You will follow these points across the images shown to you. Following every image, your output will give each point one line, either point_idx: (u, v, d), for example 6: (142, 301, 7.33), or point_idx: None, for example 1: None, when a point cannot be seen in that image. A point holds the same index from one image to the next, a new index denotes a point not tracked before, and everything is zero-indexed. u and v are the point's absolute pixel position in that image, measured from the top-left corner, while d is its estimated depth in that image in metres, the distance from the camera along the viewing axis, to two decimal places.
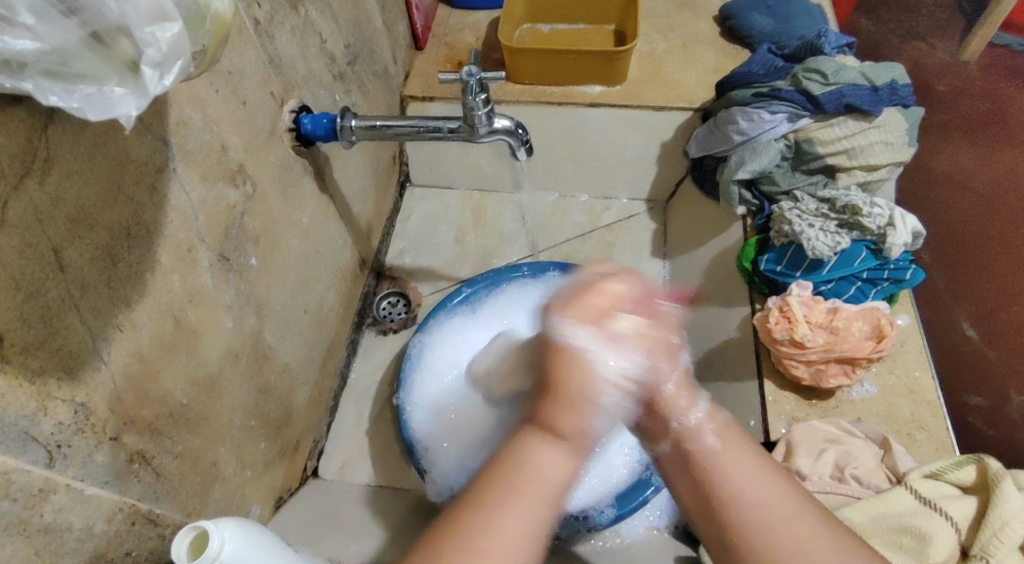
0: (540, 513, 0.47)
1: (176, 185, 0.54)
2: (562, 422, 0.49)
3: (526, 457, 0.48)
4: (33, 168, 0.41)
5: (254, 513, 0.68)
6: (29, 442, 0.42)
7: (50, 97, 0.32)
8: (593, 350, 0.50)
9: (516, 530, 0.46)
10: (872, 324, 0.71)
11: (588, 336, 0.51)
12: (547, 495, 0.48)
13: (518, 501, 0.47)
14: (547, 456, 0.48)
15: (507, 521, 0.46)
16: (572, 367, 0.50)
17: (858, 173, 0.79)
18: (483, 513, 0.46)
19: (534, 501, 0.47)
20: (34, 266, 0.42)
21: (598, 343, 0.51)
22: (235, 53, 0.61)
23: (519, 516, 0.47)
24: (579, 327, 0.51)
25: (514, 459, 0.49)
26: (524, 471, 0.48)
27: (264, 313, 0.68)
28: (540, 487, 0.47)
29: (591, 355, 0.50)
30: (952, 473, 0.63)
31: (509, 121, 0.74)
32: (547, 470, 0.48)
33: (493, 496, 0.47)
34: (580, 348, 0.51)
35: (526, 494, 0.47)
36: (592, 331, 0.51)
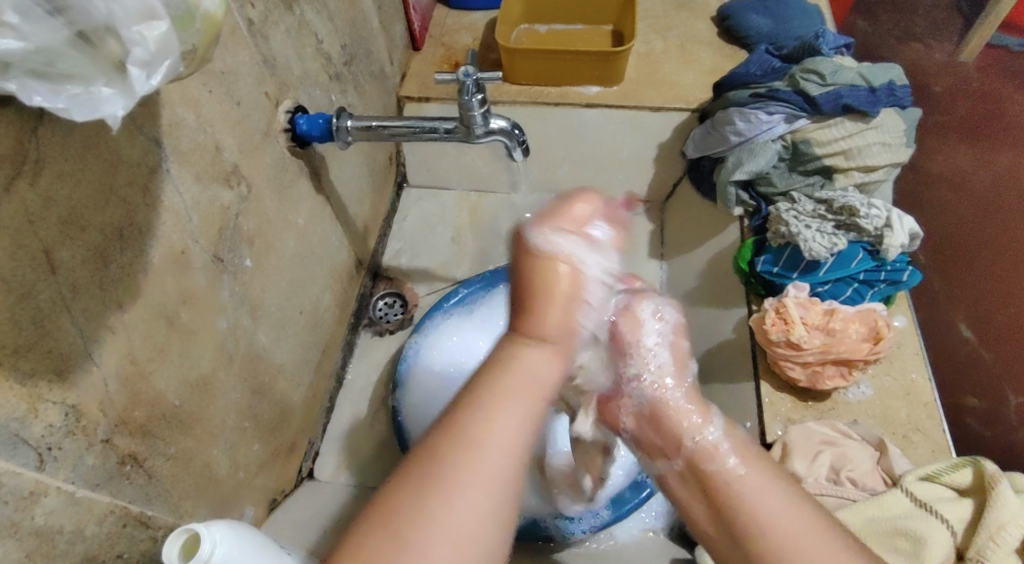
0: (534, 407, 0.48)
1: (170, 185, 0.54)
2: (548, 322, 0.52)
3: (515, 358, 0.50)
4: (23, 169, 0.41)
5: (248, 515, 0.67)
6: (19, 445, 0.41)
7: (34, 97, 0.32)
8: (575, 253, 0.55)
9: (510, 422, 0.47)
10: (869, 326, 0.71)
11: (567, 242, 0.55)
12: (539, 389, 0.49)
13: (511, 398, 0.48)
14: (535, 355, 0.51)
15: (497, 418, 0.46)
16: (555, 267, 0.54)
17: (855, 174, 0.78)
18: (477, 411, 0.46)
19: (527, 395, 0.48)
20: (26, 268, 0.42)
21: (581, 249, 0.55)
22: (229, 54, 0.61)
23: (511, 411, 0.47)
24: (558, 235, 0.55)
25: (507, 364, 0.50)
26: (514, 368, 0.50)
27: (258, 314, 0.68)
28: (530, 382, 0.49)
29: (574, 260, 0.55)
30: (947, 476, 0.63)
31: (506, 122, 0.74)
32: (535, 366, 0.50)
33: (486, 393, 0.48)
34: (563, 253, 0.54)
35: (518, 390, 0.48)
36: (571, 238, 0.55)
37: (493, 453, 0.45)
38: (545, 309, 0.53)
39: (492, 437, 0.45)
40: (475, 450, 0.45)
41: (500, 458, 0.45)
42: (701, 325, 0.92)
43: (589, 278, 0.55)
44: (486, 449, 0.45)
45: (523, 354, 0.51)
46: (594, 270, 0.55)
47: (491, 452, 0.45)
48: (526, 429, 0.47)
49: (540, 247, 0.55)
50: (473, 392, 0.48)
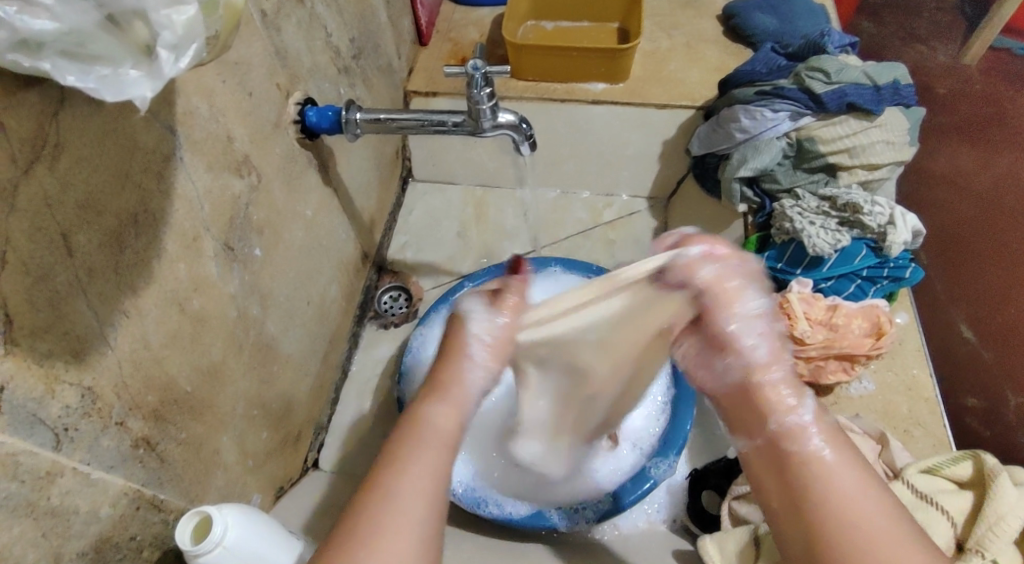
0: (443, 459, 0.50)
1: (183, 173, 0.55)
2: (444, 382, 0.53)
3: (416, 418, 0.52)
4: (44, 154, 0.42)
5: (256, 501, 0.68)
6: (37, 425, 0.42)
7: (67, 77, 0.33)
8: (474, 316, 0.54)
9: (423, 480, 0.48)
10: (871, 322, 0.72)
11: (472, 302, 0.55)
12: (448, 443, 0.51)
13: (418, 449, 0.49)
14: (440, 414, 0.51)
15: (410, 472, 0.48)
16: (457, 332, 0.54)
17: (859, 172, 0.79)
18: (392, 467, 0.48)
19: (432, 447, 0.50)
20: (44, 250, 0.42)
21: (482, 310, 0.55)
22: (243, 44, 0.62)
23: (422, 464, 0.49)
24: (472, 302, 0.55)
25: (409, 421, 0.52)
26: (419, 427, 0.51)
27: (267, 304, 0.69)
28: (435, 436, 0.50)
29: (469, 318, 0.54)
30: (947, 469, 0.64)
31: (513, 116, 0.75)
32: (437, 422, 0.51)
33: (394, 452, 0.49)
34: (466, 316, 0.54)
35: (426, 444, 0.50)
36: (480, 301, 0.55)
37: (405, 510, 0.46)
38: (443, 367, 0.54)
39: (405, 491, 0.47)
40: (385, 502, 0.47)
41: (412, 514, 0.47)
42: None
43: (472, 336, 0.54)
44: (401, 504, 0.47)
45: (425, 410, 0.52)
46: (482, 330, 0.54)
47: (404, 503, 0.47)
48: (437, 482, 0.49)
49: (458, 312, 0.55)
50: (388, 449, 0.50)
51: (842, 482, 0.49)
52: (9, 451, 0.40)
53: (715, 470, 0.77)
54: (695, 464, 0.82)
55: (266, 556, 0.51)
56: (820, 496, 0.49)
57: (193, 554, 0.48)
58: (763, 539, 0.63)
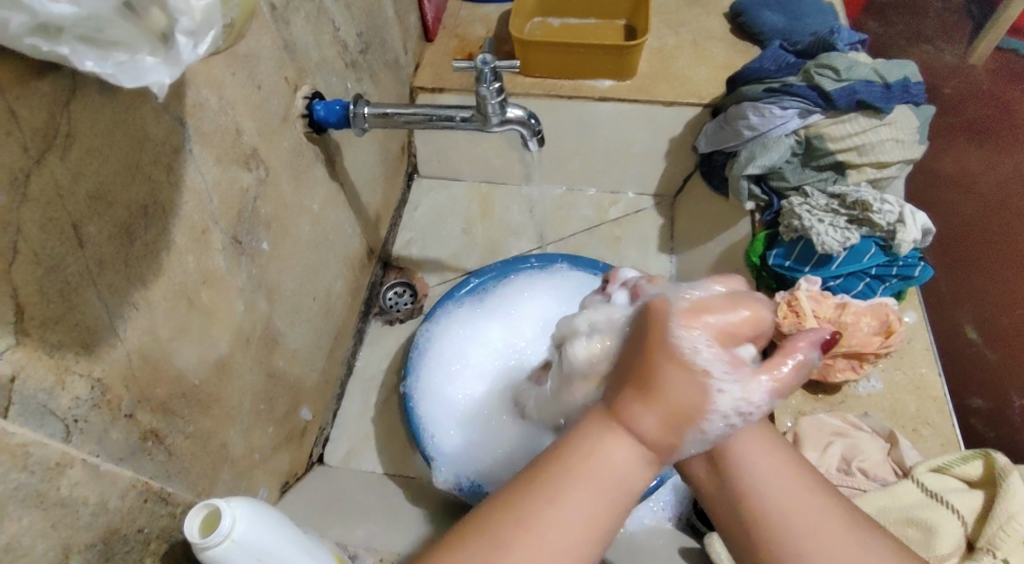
0: (606, 502, 0.48)
1: (192, 166, 0.54)
2: (642, 423, 0.49)
3: (602, 453, 0.49)
4: (55, 143, 0.41)
5: (262, 495, 0.68)
6: (47, 416, 0.42)
7: (85, 62, 0.33)
8: (715, 367, 0.49)
9: (576, 518, 0.47)
10: (880, 320, 0.72)
11: (704, 344, 0.49)
12: (614, 483, 0.48)
13: (587, 485, 0.48)
14: (625, 455, 0.49)
15: (564, 502, 0.47)
16: (683, 379, 0.49)
17: (868, 169, 0.79)
18: (546, 493, 0.48)
19: (597, 486, 0.48)
20: (54, 240, 0.42)
21: (720, 363, 0.49)
22: (252, 37, 0.61)
23: (581, 501, 0.47)
24: (703, 340, 0.50)
25: (591, 448, 0.49)
26: (595, 458, 0.48)
27: (273, 298, 0.68)
28: (609, 477, 0.48)
29: (709, 373, 0.49)
30: (958, 468, 0.63)
31: (522, 111, 0.74)
32: (620, 464, 0.48)
33: (552, 477, 0.48)
34: (703, 364, 0.49)
35: (591, 478, 0.48)
36: (718, 349, 0.50)
37: (550, 541, 0.46)
38: (627, 395, 0.50)
39: (554, 526, 0.47)
40: (533, 531, 0.46)
41: (557, 547, 0.46)
42: None
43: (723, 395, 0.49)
44: (543, 532, 0.46)
45: (607, 444, 0.49)
46: (725, 395, 0.50)
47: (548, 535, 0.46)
48: (598, 521, 0.48)
49: (675, 343, 0.50)
50: (547, 468, 0.49)
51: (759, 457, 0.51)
52: (20, 442, 0.40)
53: None
54: None
55: (274, 549, 0.51)
56: (754, 494, 0.50)
57: (201, 547, 0.48)
58: None
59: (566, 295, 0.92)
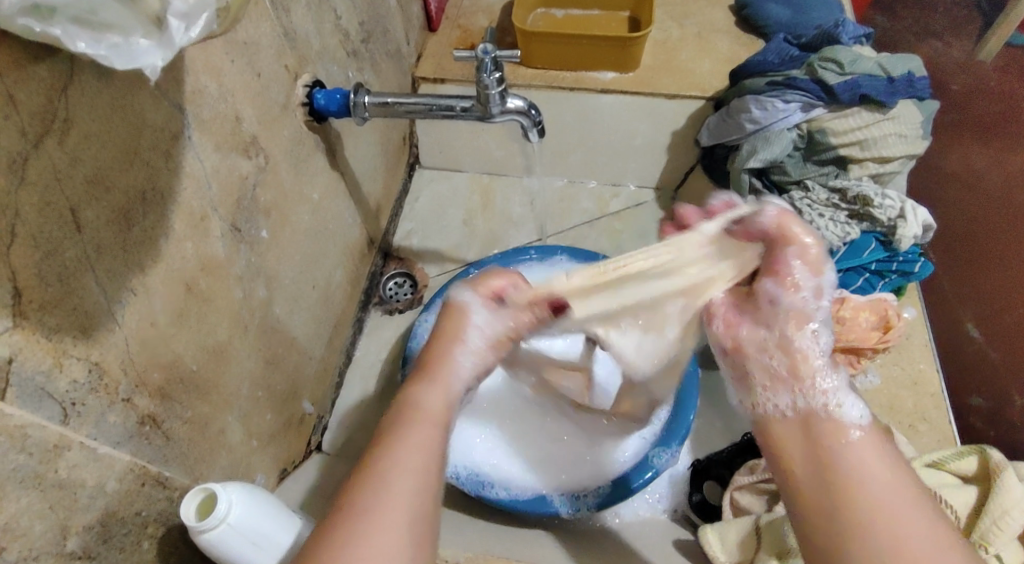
0: (434, 436, 0.48)
1: (191, 152, 0.54)
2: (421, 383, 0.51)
3: (407, 398, 0.50)
4: (53, 128, 0.42)
5: (260, 481, 0.68)
6: (45, 398, 0.42)
7: (78, 43, 0.33)
8: (471, 305, 0.55)
9: (417, 454, 0.46)
10: (879, 315, 0.72)
11: (469, 294, 0.56)
12: (440, 423, 0.49)
13: (410, 431, 0.47)
14: (428, 392, 0.50)
15: (406, 447, 0.46)
16: (450, 322, 0.55)
17: (870, 165, 0.79)
18: (382, 445, 0.46)
19: (421, 426, 0.48)
20: (53, 225, 0.42)
21: (477, 303, 0.55)
22: (252, 24, 0.61)
23: (417, 443, 0.47)
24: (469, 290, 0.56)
25: (398, 403, 0.50)
26: (404, 406, 0.49)
27: (273, 286, 0.69)
28: (428, 415, 0.49)
29: (467, 311, 0.55)
30: (952, 463, 0.64)
31: (522, 101, 0.74)
32: (428, 403, 0.50)
33: (386, 432, 0.47)
34: (462, 304, 0.55)
35: (417, 423, 0.48)
36: (483, 291, 0.56)
37: (406, 487, 0.44)
38: (433, 353, 0.53)
39: (402, 468, 0.45)
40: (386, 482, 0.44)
41: (412, 488, 0.44)
42: None
43: (471, 327, 0.54)
44: (396, 479, 0.44)
45: (415, 390, 0.50)
46: (478, 321, 0.55)
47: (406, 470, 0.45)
48: (431, 457, 0.47)
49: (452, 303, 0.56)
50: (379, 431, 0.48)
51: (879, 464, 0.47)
52: (18, 423, 0.41)
53: (716, 460, 0.78)
54: (697, 454, 0.82)
55: (266, 532, 0.52)
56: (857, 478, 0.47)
57: (197, 530, 0.49)
58: (764, 530, 0.64)
59: None
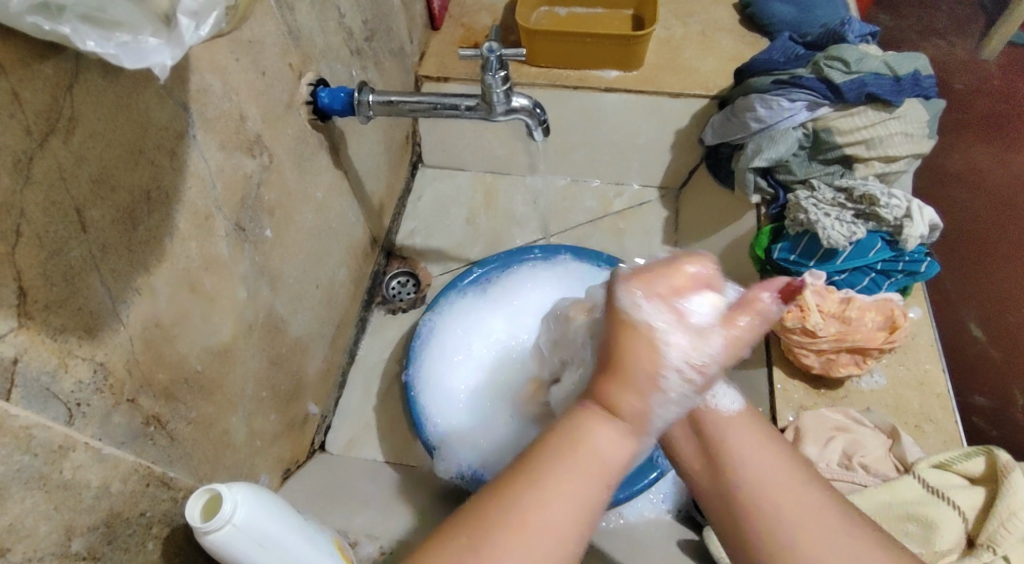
0: (592, 491, 0.48)
1: (196, 152, 0.54)
2: (620, 402, 0.49)
3: (582, 433, 0.49)
4: (58, 127, 0.41)
5: (263, 482, 0.68)
6: (50, 399, 0.42)
7: (87, 42, 0.33)
8: (661, 326, 0.49)
9: (565, 509, 0.47)
10: (885, 316, 0.71)
11: (653, 311, 0.49)
12: (605, 475, 0.48)
13: (575, 476, 0.47)
14: (604, 435, 0.49)
15: (557, 496, 0.47)
16: (636, 343, 0.49)
17: (876, 164, 0.78)
18: (531, 485, 0.47)
19: (586, 476, 0.48)
20: (58, 225, 0.42)
21: (668, 324, 0.49)
22: (256, 23, 0.61)
23: (570, 495, 0.47)
24: (643, 299, 0.50)
25: (572, 437, 0.49)
26: (578, 445, 0.48)
27: (277, 285, 0.68)
28: (597, 464, 0.48)
29: (659, 333, 0.49)
30: (960, 464, 0.63)
31: (527, 100, 0.74)
32: (603, 448, 0.48)
33: (544, 478, 0.47)
34: (646, 324, 0.49)
35: (578, 465, 0.48)
36: (662, 310, 0.49)
37: (543, 548, 0.46)
38: (620, 390, 0.49)
39: (541, 522, 0.46)
40: (521, 531, 0.46)
41: (548, 544, 0.46)
42: None
43: (670, 357, 0.49)
44: (534, 535, 0.46)
45: (590, 431, 0.49)
46: (677, 353, 0.49)
47: (553, 518, 0.46)
48: (582, 510, 0.47)
49: (623, 314, 0.50)
50: (540, 461, 0.48)
51: (753, 446, 0.53)
52: (23, 424, 0.40)
53: None
54: None
55: (271, 533, 0.52)
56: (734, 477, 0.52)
57: (201, 531, 0.49)
58: None
59: (571, 286, 0.92)
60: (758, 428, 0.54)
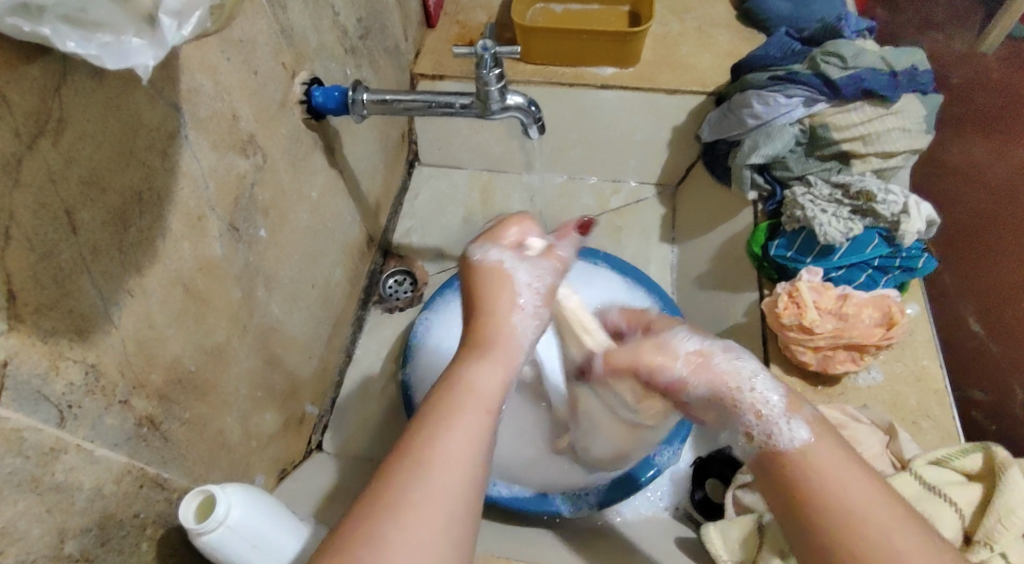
0: (481, 420, 0.46)
1: (188, 151, 0.54)
2: (484, 339, 0.51)
3: (460, 376, 0.48)
4: (47, 128, 0.41)
5: (259, 482, 0.68)
6: (41, 401, 0.42)
7: (68, 43, 0.33)
8: (507, 264, 0.54)
9: (461, 444, 0.45)
10: (883, 312, 0.71)
11: (499, 254, 0.55)
12: (491, 404, 0.47)
13: (464, 414, 0.46)
14: (480, 370, 0.49)
15: (447, 442, 0.44)
16: (494, 282, 0.53)
17: (873, 160, 0.78)
18: (422, 436, 0.45)
19: (470, 411, 0.46)
20: (47, 227, 0.42)
21: (511, 260, 0.55)
22: (248, 21, 0.61)
23: (462, 430, 0.45)
24: (492, 250, 0.55)
25: (450, 380, 0.48)
26: (458, 387, 0.47)
27: (271, 285, 0.68)
28: (478, 397, 0.47)
29: (508, 270, 0.54)
30: (957, 460, 0.63)
31: (522, 97, 0.73)
32: (479, 382, 0.48)
33: (426, 421, 0.46)
34: (496, 264, 0.54)
35: (459, 409, 0.46)
36: (501, 250, 0.55)
37: (441, 485, 0.43)
38: (484, 323, 0.52)
39: (436, 458, 0.44)
40: (419, 471, 0.43)
41: (444, 479, 0.43)
42: (711, 309, 0.91)
43: (519, 286, 0.53)
44: (433, 469, 0.43)
45: (464, 371, 0.48)
46: (525, 278, 0.54)
47: (441, 469, 0.43)
48: (478, 446, 0.45)
49: (475, 264, 0.55)
50: (425, 411, 0.47)
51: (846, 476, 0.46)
52: (14, 427, 0.40)
53: (717, 458, 0.78)
54: (698, 452, 0.82)
55: (266, 535, 0.51)
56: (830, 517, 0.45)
57: (195, 533, 0.49)
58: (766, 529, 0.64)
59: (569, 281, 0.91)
60: (840, 448, 0.48)
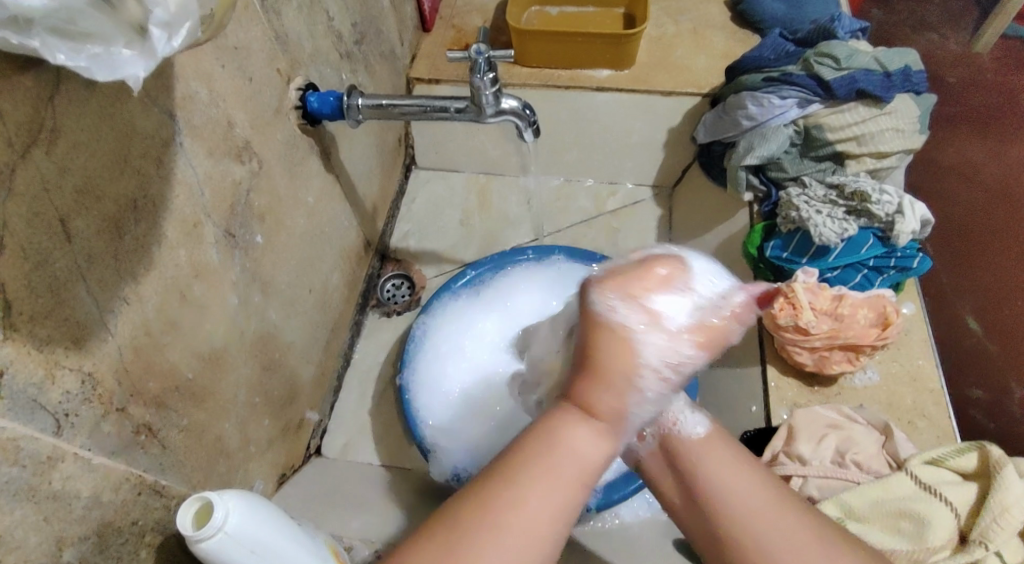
0: (571, 495, 0.48)
1: (183, 159, 0.54)
2: (595, 402, 0.48)
3: (563, 440, 0.48)
4: (40, 137, 0.41)
5: (258, 488, 0.68)
6: (37, 410, 0.42)
7: (58, 55, 0.33)
8: (636, 329, 0.48)
9: (544, 514, 0.47)
10: (877, 312, 0.72)
11: (616, 305, 0.48)
12: (583, 474, 0.48)
13: (551, 480, 0.47)
14: (580, 436, 0.48)
15: (535, 504, 0.47)
16: (606, 340, 0.48)
17: (868, 160, 0.78)
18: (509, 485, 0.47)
19: (561, 480, 0.48)
20: (42, 235, 0.42)
21: (643, 323, 0.48)
22: (241, 28, 0.61)
23: (549, 497, 0.47)
24: (618, 302, 0.48)
25: (549, 434, 0.49)
26: (558, 447, 0.48)
27: (268, 290, 0.68)
28: (574, 467, 0.48)
29: (635, 336, 0.48)
30: (952, 460, 0.63)
31: (517, 101, 0.73)
32: (582, 450, 0.48)
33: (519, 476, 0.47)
34: (621, 325, 0.48)
35: (557, 475, 0.47)
36: (635, 310, 0.48)
37: (524, 536, 0.46)
38: (589, 389, 0.49)
39: (520, 517, 0.46)
40: (496, 529, 0.46)
41: (525, 545, 0.46)
42: None
43: (645, 360, 0.48)
44: (509, 532, 0.46)
45: (567, 432, 0.49)
46: (650, 350, 0.48)
47: (522, 532, 0.46)
48: (560, 513, 0.47)
49: (596, 312, 0.49)
50: (521, 450, 0.49)
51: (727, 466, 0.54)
52: (10, 436, 0.40)
53: None
54: None
55: (265, 540, 0.52)
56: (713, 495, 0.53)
57: (194, 540, 0.48)
58: None
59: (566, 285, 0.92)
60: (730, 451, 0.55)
